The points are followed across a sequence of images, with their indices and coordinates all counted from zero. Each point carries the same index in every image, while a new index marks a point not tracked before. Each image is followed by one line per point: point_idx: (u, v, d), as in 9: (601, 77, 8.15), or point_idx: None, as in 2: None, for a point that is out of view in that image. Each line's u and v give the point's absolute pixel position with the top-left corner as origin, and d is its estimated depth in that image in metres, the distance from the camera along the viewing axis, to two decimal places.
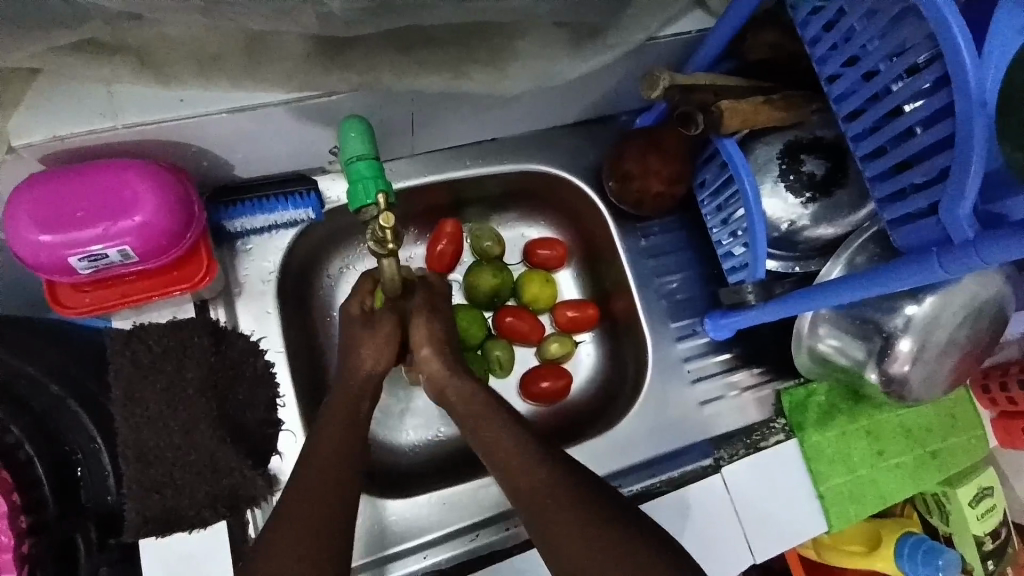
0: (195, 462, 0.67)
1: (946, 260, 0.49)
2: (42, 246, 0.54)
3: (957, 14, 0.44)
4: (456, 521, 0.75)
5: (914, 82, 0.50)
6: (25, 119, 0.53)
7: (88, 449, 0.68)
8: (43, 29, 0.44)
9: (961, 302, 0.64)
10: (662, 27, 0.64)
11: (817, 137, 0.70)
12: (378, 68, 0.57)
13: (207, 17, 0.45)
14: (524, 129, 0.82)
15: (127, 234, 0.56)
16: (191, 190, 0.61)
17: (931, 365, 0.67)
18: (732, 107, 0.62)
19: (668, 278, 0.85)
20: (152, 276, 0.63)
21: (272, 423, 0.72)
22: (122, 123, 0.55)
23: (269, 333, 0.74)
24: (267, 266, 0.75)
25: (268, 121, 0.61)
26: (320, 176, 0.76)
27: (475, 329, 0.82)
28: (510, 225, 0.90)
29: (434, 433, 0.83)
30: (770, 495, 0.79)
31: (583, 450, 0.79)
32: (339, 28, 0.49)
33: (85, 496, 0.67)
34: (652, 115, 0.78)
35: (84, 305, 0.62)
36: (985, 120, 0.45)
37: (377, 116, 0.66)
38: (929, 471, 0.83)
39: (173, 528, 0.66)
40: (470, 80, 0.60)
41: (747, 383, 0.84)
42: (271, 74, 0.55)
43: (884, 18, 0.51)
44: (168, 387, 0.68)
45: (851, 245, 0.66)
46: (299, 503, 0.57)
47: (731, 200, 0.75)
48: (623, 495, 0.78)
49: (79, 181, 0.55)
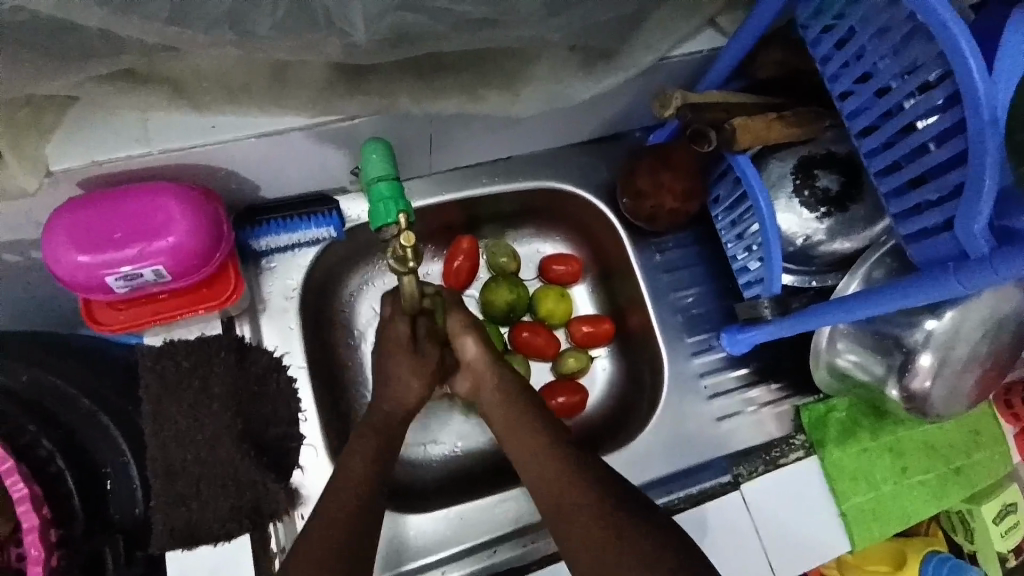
0: (218, 475, 0.69)
1: (963, 276, 0.49)
2: (81, 266, 0.57)
3: (967, 33, 0.44)
4: (472, 537, 0.75)
5: (926, 99, 0.50)
6: (65, 146, 0.56)
7: (117, 462, 0.70)
8: (83, 60, 0.47)
9: (981, 317, 0.63)
10: (673, 47, 0.65)
11: (830, 153, 0.71)
12: (396, 93, 0.59)
13: (236, 48, 0.48)
14: (538, 148, 0.83)
15: (160, 254, 0.58)
16: (221, 211, 0.63)
17: (952, 380, 0.66)
18: (745, 124, 0.64)
19: (684, 293, 0.85)
20: (183, 294, 0.66)
21: (294, 438, 0.74)
22: (157, 148, 0.57)
23: (291, 349, 0.75)
24: (289, 283, 0.77)
25: (292, 145, 0.63)
26: (340, 196, 0.78)
27: (491, 343, 0.83)
28: (525, 241, 0.91)
29: (451, 449, 0.84)
30: (791, 513, 0.78)
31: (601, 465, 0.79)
32: (359, 56, 0.51)
33: (113, 510, 0.69)
34: (665, 132, 0.79)
35: (117, 322, 0.64)
36: (999, 137, 0.45)
37: (395, 137, 0.68)
38: (953, 489, 0.81)
39: (196, 541, 0.67)
40: (485, 102, 0.62)
41: (765, 399, 0.84)
42: (295, 101, 0.57)
43: (895, 36, 0.51)
44: (194, 401, 0.70)
45: (868, 259, 0.66)
46: (320, 513, 0.60)
47: (745, 216, 0.75)
48: None
49: (116, 205, 0.57)
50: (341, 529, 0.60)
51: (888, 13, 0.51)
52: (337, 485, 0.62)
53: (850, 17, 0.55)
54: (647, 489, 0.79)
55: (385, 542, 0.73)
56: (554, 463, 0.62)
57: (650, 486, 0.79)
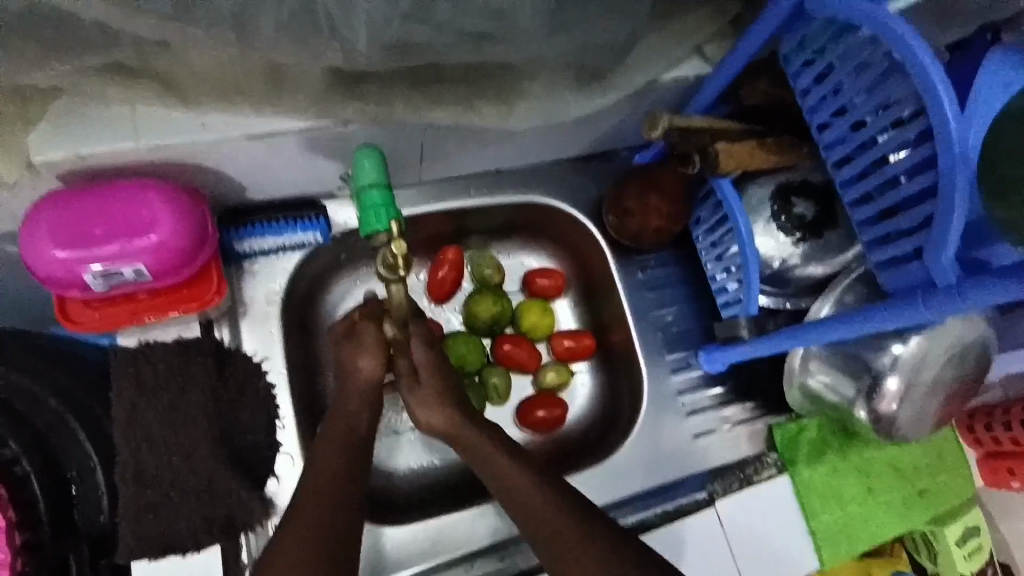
0: (191, 482, 0.67)
1: (931, 303, 0.51)
2: (57, 261, 0.55)
3: (942, 74, 0.48)
4: (447, 552, 0.74)
5: (902, 133, 0.53)
6: (44, 138, 0.54)
7: (83, 467, 0.67)
8: (75, 48, 0.46)
9: (945, 343, 0.66)
10: (662, 72, 0.68)
11: (807, 181, 0.74)
12: (393, 101, 0.59)
13: (238, 46, 0.48)
14: (527, 162, 0.84)
15: (142, 253, 0.57)
16: (206, 212, 0.62)
17: (918, 403, 0.69)
18: (728, 150, 0.66)
19: (664, 310, 0.87)
20: (163, 294, 0.64)
21: (271, 445, 0.72)
22: (144, 143, 0.56)
23: (272, 353, 0.74)
24: (272, 287, 0.75)
25: (281, 148, 0.63)
26: (328, 201, 0.77)
27: (474, 355, 0.83)
28: (510, 254, 0.92)
29: (430, 460, 0.83)
30: (762, 532, 0.79)
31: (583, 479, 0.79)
32: (360, 61, 0.51)
33: (77, 518, 0.66)
34: (651, 153, 0.80)
35: (93, 320, 0.63)
36: (968, 172, 0.48)
37: (389, 145, 0.68)
38: (917, 511, 0.84)
39: (167, 552, 0.66)
40: (479, 114, 0.62)
41: (739, 417, 0.86)
42: (289, 104, 0.57)
43: (873, 73, 0.54)
44: (169, 405, 0.68)
45: (840, 285, 0.69)
46: (300, 529, 0.58)
47: (726, 238, 0.77)
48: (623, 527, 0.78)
49: (98, 201, 0.56)
50: (329, 542, 0.58)
51: (868, 50, 0.54)
52: (319, 501, 0.60)
53: (831, 53, 0.58)
54: (609, 510, 0.79)
55: (359, 557, 0.72)
56: (518, 486, 0.64)
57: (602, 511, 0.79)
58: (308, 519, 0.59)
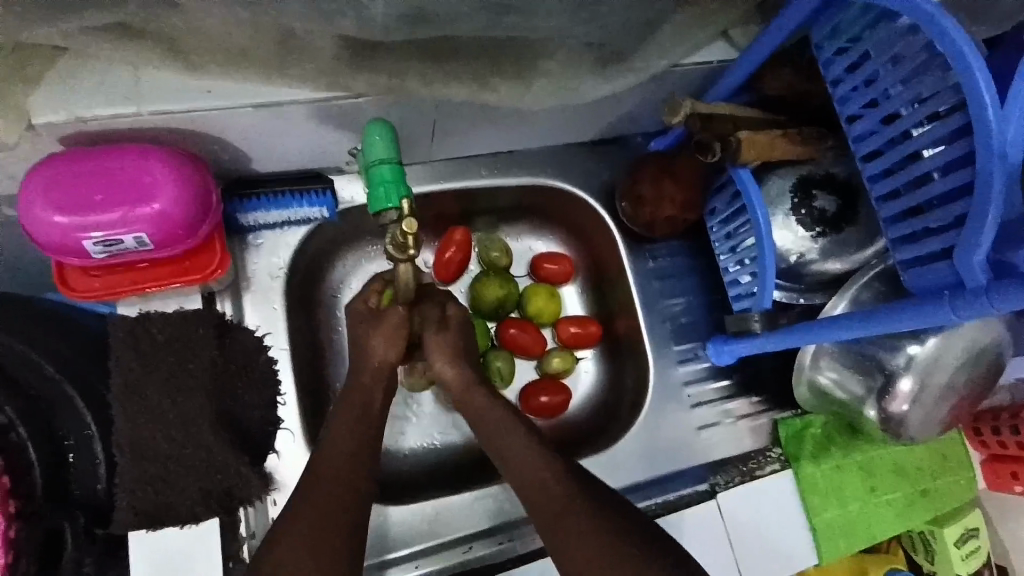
0: (190, 455, 0.67)
1: (959, 305, 0.49)
2: (57, 227, 0.54)
3: (984, 67, 0.45)
4: (446, 533, 0.74)
5: (937, 128, 0.51)
6: (44, 98, 0.52)
7: (81, 435, 0.66)
8: (78, 4, 0.44)
9: (962, 345, 0.64)
10: (686, 55, 0.65)
11: (829, 174, 0.71)
12: (407, 74, 0.57)
13: (249, 9, 0.45)
14: (540, 143, 0.82)
15: (144, 221, 0.55)
16: (210, 182, 0.60)
17: (929, 406, 0.68)
18: (751, 139, 0.63)
19: (673, 301, 0.85)
20: (164, 265, 0.63)
21: (272, 421, 0.72)
22: (147, 109, 0.54)
23: (275, 328, 0.73)
24: (275, 262, 0.74)
25: (289, 119, 0.61)
26: (335, 176, 0.75)
27: (478, 338, 0.82)
28: (519, 237, 0.90)
29: (430, 441, 0.82)
30: (762, 526, 0.79)
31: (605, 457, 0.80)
32: (376, 30, 0.49)
33: (73, 485, 0.66)
34: (668, 139, 0.78)
35: (93, 289, 0.61)
36: (1005, 172, 0.46)
37: (400, 120, 0.66)
38: (917, 510, 0.84)
39: (162, 524, 0.65)
40: (495, 92, 0.60)
41: (744, 411, 0.85)
42: (298, 73, 0.54)
43: (910, 64, 0.52)
44: (169, 376, 0.67)
45: (857, 281, 0.67)
46: (302, 505, 0.58)
47: (741, 229, 0.75)
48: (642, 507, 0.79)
49: (98, 165, 0.54)
50: (334, 516, 0.58)
51: (906, 40, 0.52)
52: (316, 479, 0.59)
53: (865, 41, 0.55)
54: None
55: None
56: (522, 476, 0.62)
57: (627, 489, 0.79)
58: (309, 497, 0.58)
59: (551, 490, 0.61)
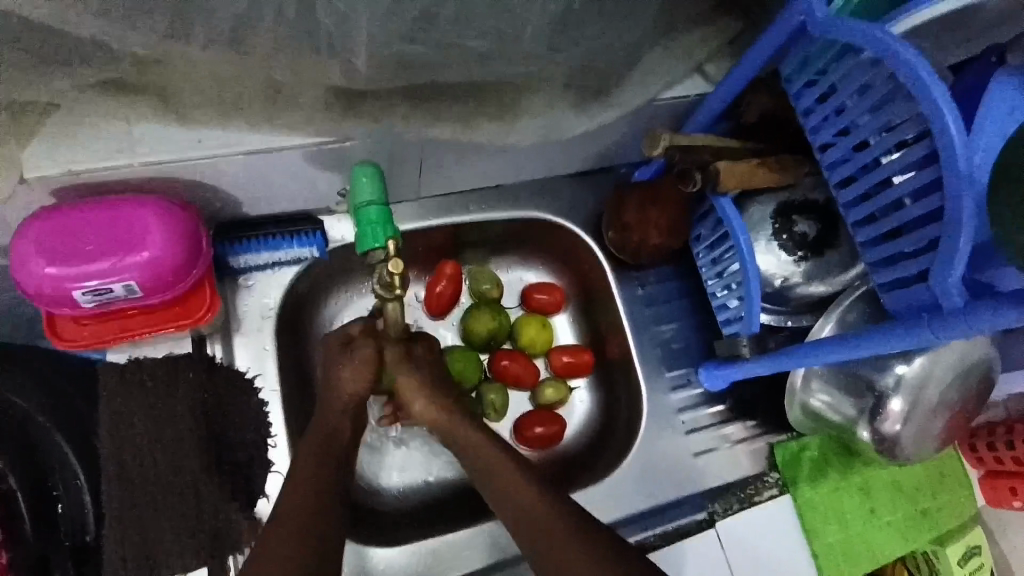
0: (178, 501, 0.66)
1: (939, 326, 0.50)
2: (47, 277, 0.54)
3: (946, 97, 0.47)
4: (442, 573, 0.73)
5: (906, 155, 0.52)
6: (37, 152, 0.54)
7: (70, 484, 0.66)
8: (70, 64, 0.46)
9: (949, 363, 0.65)
10: (663, 90, 0.67)
11: (808, 199, 0.73)
12: (392, 117, 0.58)
13: (236, 63, 0.47)
14: (526, 177, 0.84)
15: (134, 269, 0.56)
16: (200, 227, 0.61)
17: (921, 424, 0.68)
18: (729, 168, 0.65)
19: (664, 327, 0.86)
20: (154, 310, 0.63)
21: (263, 463, 0.71)
22: (139, 160, 0.55)
23: (265, 369, 0.73)
24: (267, 302, 0.74)
25: (279, 163, 0.62)
26: (325, 216, 0.76)
27: (471, 371, 0.82)
28: (509, 268, 0.91)
29: (425, 478, 0.81)
30: (763, 553, 0.78)
31: (602, 488, 0.79)
32: (361, 78, 0.51)
33: (62, 535, 0.65)
34: (650, 169, 0.80)
35: (82, 338, 0.61)
36: (974, 196, 0.47)
37: (387, 160, 0.68)
38: (919, 531, 0.83)
39: (152, 573, 0.64)
40: (479, 131, 0.62)
41: (739, 436, 0.84)
42: (285, 120, 0.56)
43: (876, 95, 0.54)
44: (158, 422, 0.67)
45: (842, 303, 0.68)
46: (287, 540, 0.56)
47: (726, 255, 0.77)
48: (643, 539, 0.78)
49: (87, 216, 0.55)
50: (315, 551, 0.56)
51: (870, 72, 0.54)
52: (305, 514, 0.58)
53: (833, 73, 0.58)
54: (616, 526, 0.78)
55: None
56: (515, 504, 0.62)
57: (618, 524, 0.78)
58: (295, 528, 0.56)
59: (551, 518, 0.60)
